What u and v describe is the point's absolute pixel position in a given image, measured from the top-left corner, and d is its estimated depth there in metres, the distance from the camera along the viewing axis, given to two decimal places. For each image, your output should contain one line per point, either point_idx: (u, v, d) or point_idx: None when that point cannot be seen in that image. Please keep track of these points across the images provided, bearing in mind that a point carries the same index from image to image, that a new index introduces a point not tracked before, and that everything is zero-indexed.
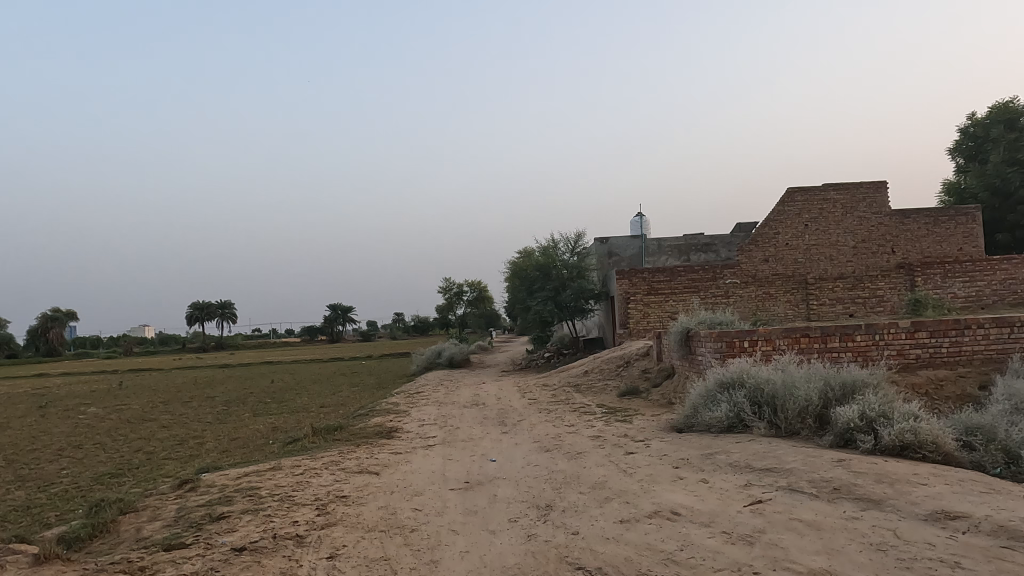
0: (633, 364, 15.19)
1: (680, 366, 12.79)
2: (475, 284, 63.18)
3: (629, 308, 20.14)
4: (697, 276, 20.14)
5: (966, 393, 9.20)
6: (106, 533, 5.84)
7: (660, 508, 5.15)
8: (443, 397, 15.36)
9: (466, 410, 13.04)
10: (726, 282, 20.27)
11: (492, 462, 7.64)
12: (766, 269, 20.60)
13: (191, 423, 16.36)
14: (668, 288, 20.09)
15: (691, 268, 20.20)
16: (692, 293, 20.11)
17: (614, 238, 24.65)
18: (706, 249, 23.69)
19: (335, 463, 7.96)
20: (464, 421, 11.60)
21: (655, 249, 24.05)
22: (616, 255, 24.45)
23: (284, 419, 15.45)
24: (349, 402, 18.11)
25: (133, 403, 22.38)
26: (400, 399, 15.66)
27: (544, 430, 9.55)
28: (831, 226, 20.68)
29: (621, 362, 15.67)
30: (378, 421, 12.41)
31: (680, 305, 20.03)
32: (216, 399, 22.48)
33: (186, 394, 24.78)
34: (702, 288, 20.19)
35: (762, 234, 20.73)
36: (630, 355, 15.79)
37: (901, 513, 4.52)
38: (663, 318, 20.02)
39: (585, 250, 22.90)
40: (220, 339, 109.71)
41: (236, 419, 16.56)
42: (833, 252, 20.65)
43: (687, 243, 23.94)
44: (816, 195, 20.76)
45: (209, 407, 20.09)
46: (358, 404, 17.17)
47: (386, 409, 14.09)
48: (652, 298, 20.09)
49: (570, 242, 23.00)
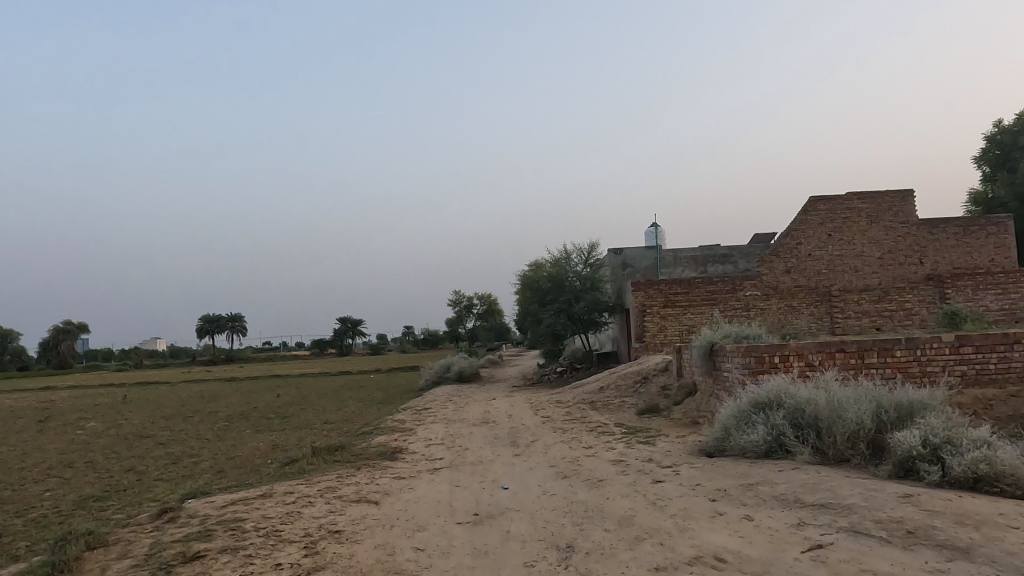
0: (652, 381, 14.42)
1: (703, 383, 12.05)
2: (486, 298, 62.74)
3: (645, 321, 19.40)
4: (715, 288, 19.39)
5: (1020, 414, 8.41)
6: (66, 574, 5.14)
7: (701, 553, 4.40)
8: (451, 413, 14.66)
9: (476, 428, 12.31)
10: (747, 295, 19.41)
11: (503, 490, 6.91)
12: (788, 281, 19.86)
13: (189, 439, 15.74)
14: (685, 301, 19.37)
15: (710, 279, 19.44)
16: (710, 306, 19.33)
17: (628, 248, 23.84)
18: (724, 261, 23.18)
19: (332, 490, 7.25)
20: (473, 440, 10.87)
21: (671, 260, 23.42)
22: (630, 267, 23.62)
23: (286, 437, 14.75)
24: (354, 418, 17.48)
25: (134, 418, 21.81)
26: (407, 415, 14.98)
27: (560, 452, 8.80)
28: (856, 237, 19.86)
29: (638, 378, 14.89)
30: (382, 439, 11.71)
31: (699, 318, 19.29)
32: (218, 414, 21.84)
33: (189, 409, 24.18)
34: (721, 300, 19.40)
35: (783, 244, 19.96)
36: (648, 370, 15.01)
37: (998, 566, 3.75)
38: (681, 332, 19.28)
39: (598, 261, 22.12)
40: (230, 352, 109.65)
41: (236, 436, 15.89)
42: (858, 263, 19.82)
43: (704, 254, 23.31)
44: (840, 204, 19.95)
45: (210, 423, 19.42)
46: (363, 420, 16.49)
47: (391, 426, 13.40)
48: (668, 311, 19.38)
49: (584, 251, 22.16)
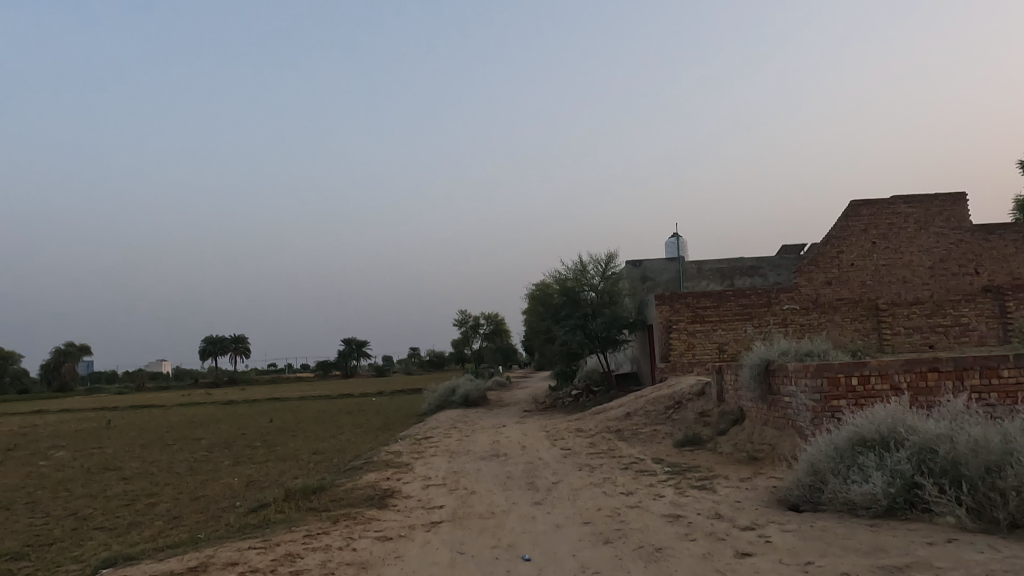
0: (687, 406, 12.50)
1: (755, 410, 10.18)
2: (493, 318, 61.11)
3: (671, 338, 17.46)
4: (749, 302, 17.49)
5: None
6: None
7: None
8: (455, 444, 12.73)
9: (484, 464, 10.38)
10: (783, 309, 17.50)
11: (525, 563, 4.98)
12: (829, 294, 17.94)
13: (156, 474, 13.81)
14: (716, 316, 17.47)
15: (743, 292, 17.55)
16: (744, 322, 17.44)
17: (648, 259, 21.96)
18: (753, 273, 21.53)
19: (291, 561, 5.33)
20: (481, 480, 8.94)
21: (694, 273, 21.69)
22: (650, 280, 21.72)
23: (265, 472, 12.82)
24: (347, 448, 15.55)
25: (107, 447, 19.86)
26: (405, 446, 13.07)
27: (595, 501, 6.87)
28: (904, 244, 17.97)
29: (670, 403, 12.90)
30: (372, 478, 9.80)
31: (731, 335, 17.37)
32: (201, 442, 19.90)
33: (170, 437, 22.25)
34: (756, 315, 17.50)
35: (822, 253, 18.05)
36: (682, 394, 13.03)
37: None
38: (711, 351, 17.36)
39: (616, 273, 20.20)
40: (233, 374, 107.91)
41: (210, 470, 13.97)
42: (906, 273, 17.91)
43: (730, 266, 21.63)
44: (885, 208, 18.09)
45: (188, 453, 17.48)
46: (356, 450, 14.58)
47: (385, 460, 11.49)
48: (697, 327, 17.47)
49: (601, 262, 20.22)
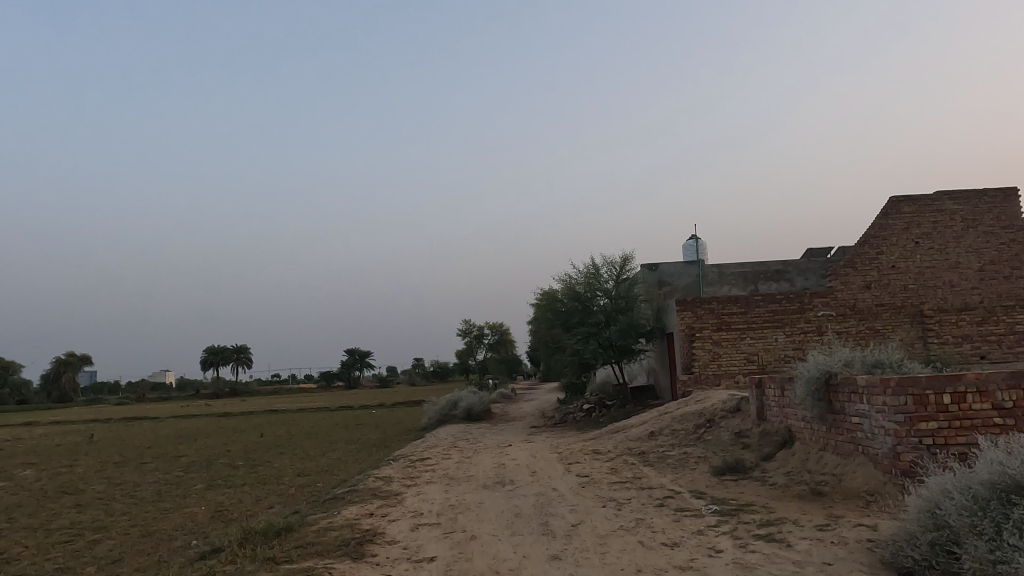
0: (721, 425, 10.90)
1: (811, 431, 8.58)
2: (498, 328, 59.54)
3: (694, 348, 15.84)
4: (779, 308, 15.91)
5: None
6: None
7: None
8: (455, 468, 11.15)
9: (487, 494, 8.79)
10: (818, 315, 15.88)
11: None
12: (868, 299, 16.33)
13: (118, 500, 12.24)
14: (743, 323, 15.88)
15: (773, 297, 15.97)
16: (774, 330, 15.84)
17: (665, 262, 20.39)
18: (778, 278, 20.13)
19: None
20: (483, 519, 7.34)
21: (715, 277, 20.19)
22: (667, 285, 20.15)
23: (238, 500, 11.25)
24: (336, 469, 13.98)
25: (79, 465, 18.30)
26: (398, 469, 11.49)
27: (633, 558, 5.27)
28: (949, 244, 16.35)
29: (701, 421, 11.30)
30: (353, 512, 8.22)
31: (760, 345, 15.76)
32: (181, 460, 18.32)
33: (151, 453, 20.69)
34: (788, 323, 15.91)
35: (860, 254, 16.42)
36: (713, 411, 11.42)
37: None
38: (739, 362, 15.74)
39: (632, 277, 18.59)
40: (235, 384, 106.56)
41: (180, 495, 12.40)
42: (953, 276, 16.29)
43: (754, 271, 20.19)
44: (928, 205, 16.48)
45: (163, 473, 15.91)
46: (345, 473, 13.03)
47: (372, 488, 9.91)
48: (722, 336, 15.85)
49: (615, 265, 18.61)
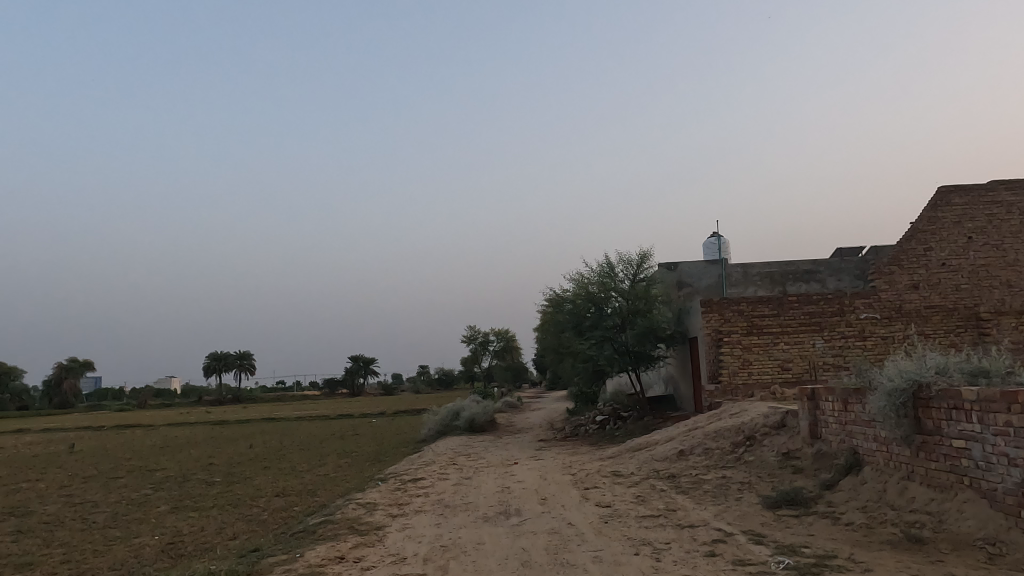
0: (765, 444, 9.27)
1: (889, 455, 6.93)
2: (503, 334, 57.77)
3: (721, 355, 14.20)
4: (817, 310, 14.27)
5: None
6: None
7: None
8: (452, 493, 9.52)
9: (488, 531, 7.15)
10: (860, 318, 14.24)
11: None
12: (915, 300, 14.63)
13: (65, 525, 10.64)
14: (776, 327, 14.26)
15: (809, 297, 14.34)
16: (811, 334, 14.19)
17: (685, 261, 18.75)
18: (808, 279, 18.51)
19: None
20: (482, 568, 5.71)
21: (739, 278, 18.60)
22: (687, 286, 18.53)
23: (199, 529, 9.64)
24: (319, 489, 12.39)
25: (44, 481, 16.71)
26: (385, 492, 9.88)
27: None
28: (1006, 240, 14.72)
29: (741, 439, 9.67)
30: (321, 555, 6.59)
31: (796, 351, 14.12)
32: (156, 475, 16.72)
33: (127, 467, 19.09)
34: (827, 326, 14.25)
35: (906, 251, 14.77)
36: (754, 427, 9.80)
37: None
38: (771, 370, 14.08)
39: (651, 276, 16.93)
40: (237, 391, 105.30)
41: (137, 520, 10.79)
42: (1010, 275, 14.65)
43: (782, 271, 18.56)
44: (982, 196, 14.85)
45: (130, 491, 14.30)
46: (328, 494, 11.42)
47: (352, 518, 8.28)
48: (753, 341, 14.22)
49: (632, 263, 16.94)
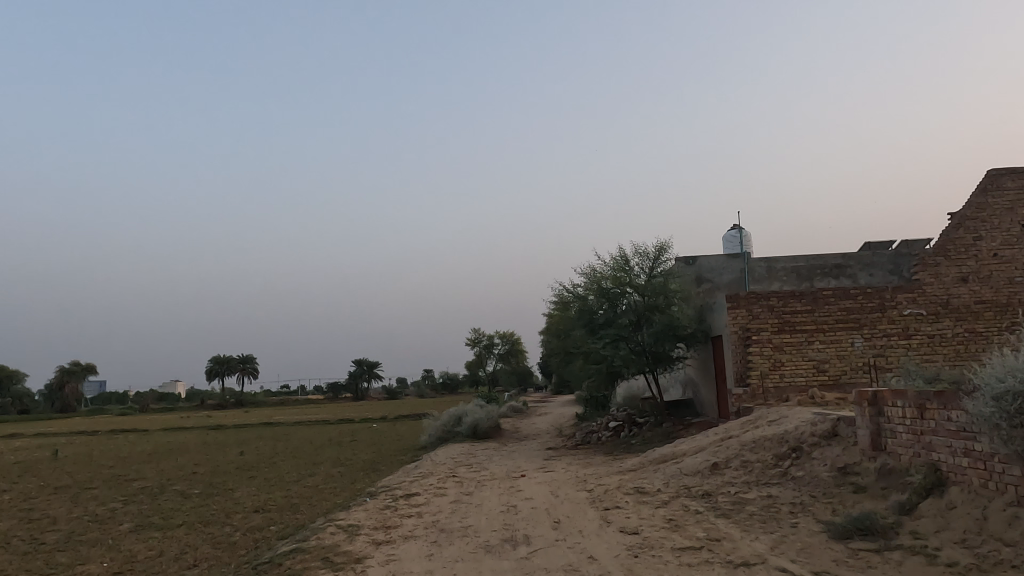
0: (816, 458, 7.92)
1: (990, 475, 5.56)
2: (508, 337, 56.26)
3: (749, 355, 12.85)
4: (856, 305, 12.92)
5: None
6: None
7: None
8: (450, 514, 8.20)
9: (490, 565, 5.82)
10: (903, 314, 12.88)
11: None
12: (965, 293, 13.29)
13: (8, 548, 9.32)
14: (810, 324, 12.91)
15: (847, 292, 12.99)
16: (850, 332, 12.84)
17: (705, 256, 17.44)
18: (838, 274, 17.13)
19: None
20: None
21: (763, 273, 17.27)
22: (707, 282, 17.19)
23: (156, 554, 8.32)
24: (303, 506, 11.06)
25: (10, 492, 15.38)
26: (373, 512, 8.56)
27: None
28: None
29: (785, 452, 8.31)
30: None
31: (833, 350, 12.76)
32: (131, 487, 15.39)
33: (104, 476, 17.76)
34: (867, 323, 12.89)
35: (953, 240, 13.47)
36: (799, 437, 8.45)
37: None
38: (806, 372, 12.72)
39: (668, 270, 15.58)
40: (240, 396, 104.02)
41: (92, 541, 9.48)
42: None
43: (810, 266, 17.18)
44: None
45: (97, 504, 12.97)
46: (310, 512, 10.10)
47: (329, 546, 6.96)
48: (785, 339, 12.86)
49: (648, 256, 15.61)
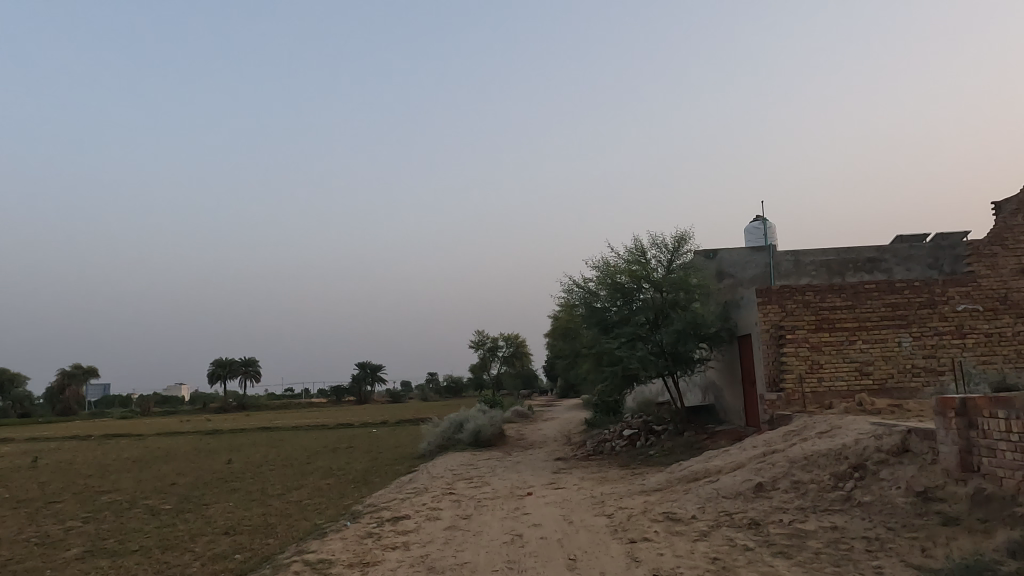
0: (886, 480, 6.52)
1: None
2: (513, 339, 54.86)
3: (784, 356, 11.47)
4: (902, 300, 11.54)
5: None
6: None
7: None
8: (442, 546, 6.82)
9: None
10: (956, 310, 11.50)
11: None
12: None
13: None
14: (851, 322, 11.54)
15: (893, 286, 11.60)
16: (896, 330, 11.44)
17: (726, 249, 16.04)
18: (872, 268, 15.71)
19: None
20: None
21: (790, 267, 15.91)
22: (729, 276, 15.81)
23: None
24: (279, 528, 9.69)
25: None
26: (351, 543, 7.19)
27: None
28: None
29: (846, 471, 6.91)
30: None
31: (878, 351, 11.36)
32: (99, 500, 14.02)
33: (76, 487, 16.40)
34: (915, 321, 11.50)
35: (1012, 227, 12.37)
36: (861, 453, 7.05)
37: None
38: (848, 375, 11.30)
39: (689, 263, 14.17)
40: (242, 399, 102.85)
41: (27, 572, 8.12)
42: None
43: (841, 259, 15.78)
44: None
45: (53, 522, 11.60)
46: (284, 537, 8.73)
47: None
48: (824, 339, 11.46)
49: (667, 247, 14.22)
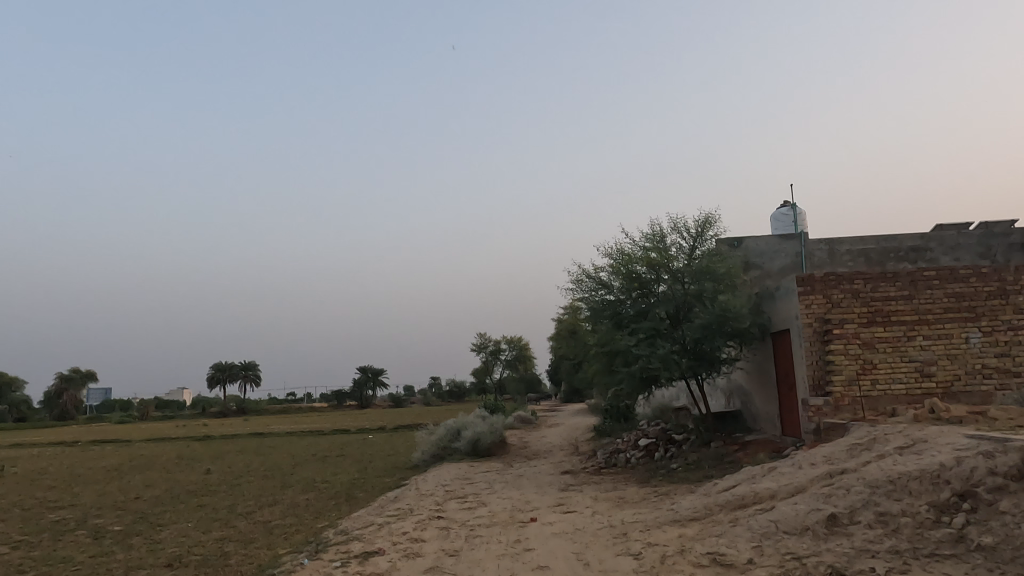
0: (1012, 513, 4.79)
1: None
2: (516, 342, 53.29)
3: (831, 355, 9.79)
4: (969, 289, 9.87)
5: None
6: None
7: None
8: None
9: None
10: None
11: None
12: None
13: None
14: (909, 314, 9.86)
15: (957, 273, 9.93)
16: (963, 325, 9.77)
17: (752, 238, 14.38)
18: (916, 259, 14.02)
19: None
20: None
21: (824, 257, 14.28)
22: (756, 267, 14.16)
23: None
24: (231, 561, 8.04)
25: None
26: None
27: None
28: None
29: (950, 501, 5.20)
30: None
31: (941, 349, 9.69)
32: (46, 518, 12.39)
33: (30, 501, 14.77)
34: (985, 313, 9.82)
35: None
36: (969, 476, 5.32)
37: None
38: (907, 377, 9.63)
39: (714, 250, 12.53)
40: (241, 403, 101.32)
41: None
42: None
43: (881, 248, 14.10)
44: None
45: None
46: None
47: None
48: (877, 335, 9.80)
49: (689, 232, 12.59)
